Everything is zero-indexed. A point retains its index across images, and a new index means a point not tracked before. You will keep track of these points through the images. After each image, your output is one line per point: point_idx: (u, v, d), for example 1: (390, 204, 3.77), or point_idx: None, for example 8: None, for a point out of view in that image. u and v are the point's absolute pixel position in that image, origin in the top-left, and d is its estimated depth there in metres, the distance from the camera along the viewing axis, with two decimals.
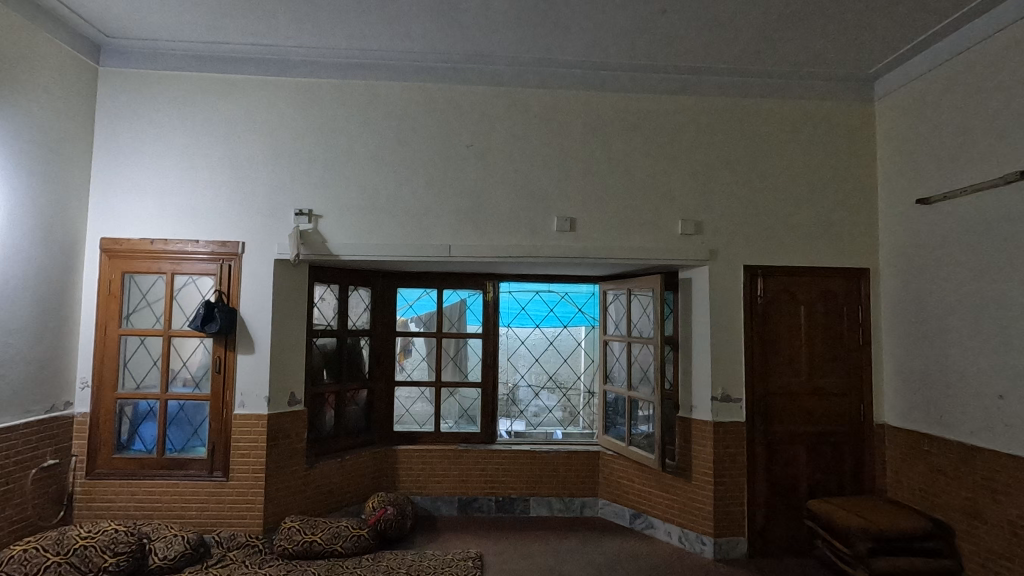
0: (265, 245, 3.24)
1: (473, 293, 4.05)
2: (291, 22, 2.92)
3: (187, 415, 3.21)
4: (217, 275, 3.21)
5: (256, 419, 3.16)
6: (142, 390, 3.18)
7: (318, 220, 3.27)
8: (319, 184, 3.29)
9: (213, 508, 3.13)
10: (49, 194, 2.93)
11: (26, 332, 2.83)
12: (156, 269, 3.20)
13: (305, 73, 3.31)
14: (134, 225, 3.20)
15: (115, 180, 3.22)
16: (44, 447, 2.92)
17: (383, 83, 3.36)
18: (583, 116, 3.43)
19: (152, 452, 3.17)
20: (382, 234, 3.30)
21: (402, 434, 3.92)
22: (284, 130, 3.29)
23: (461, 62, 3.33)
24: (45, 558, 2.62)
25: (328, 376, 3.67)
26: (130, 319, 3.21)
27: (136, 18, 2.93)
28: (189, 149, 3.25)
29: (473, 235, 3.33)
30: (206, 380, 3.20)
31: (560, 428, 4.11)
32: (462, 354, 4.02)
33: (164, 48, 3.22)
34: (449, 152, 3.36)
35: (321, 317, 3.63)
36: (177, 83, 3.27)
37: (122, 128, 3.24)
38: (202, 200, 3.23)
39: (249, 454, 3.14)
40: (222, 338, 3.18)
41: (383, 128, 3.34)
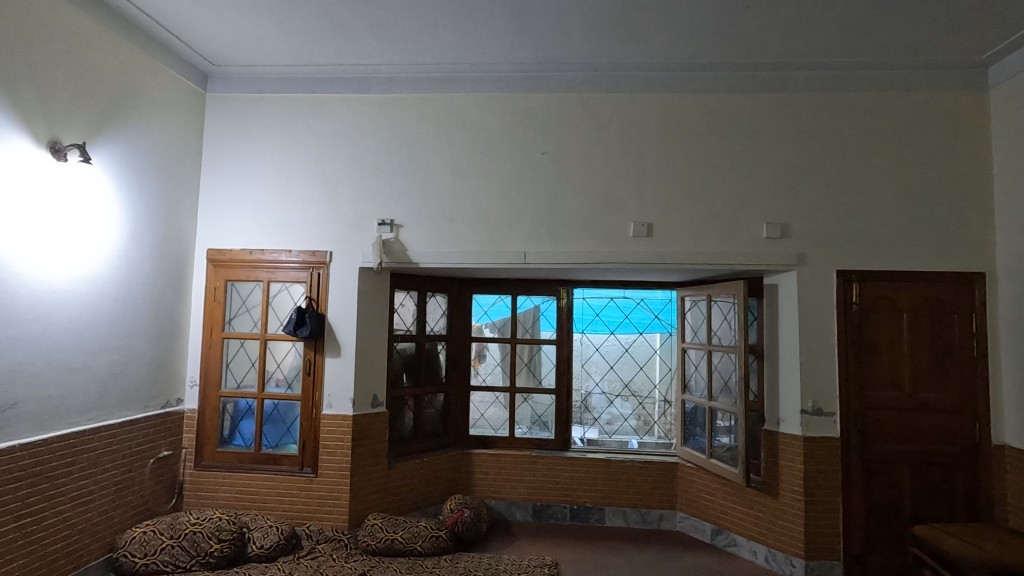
0: (351, 254, 3.41)
1: (547, 299, 4.07)
2: (375, 42, 3.08)
3: (281, 414, 3.43)
4: (308, 282, 3.42)
5: (342, 419, 3.33)
6: (242, 390, 3.44)
7: (399, 229, 3.41)
8: (400, 195, 3.43)
9: (303, 503, 3.32)
10: (164, 209, 3.23)
11: (146, 335, 3.14)
12: (254, 277, 3.45)
13: (386, 89, 3.47)
14: (235, 236, 3.48)
15: (220, 195, 3.51)
16: (159, 440, 3.22)
17: (460, 95, 3.45)
18: (659, 118, 3.36)
19: (250, 447, 3.41)
20: (460, 242, 3.38)
21: (477, 438, 3.99)
22: (368, 144, 3.46)
23: (535, 71, 3.37)
24: (160, 540, 2.88)
25: (407, 379, 3.80)
26: (232, 323, 3.48)
27: (239, 46, 3.19)
28: (283, 164, 3.48)
29: (548, 242, 3.34)
30: (297, 381, 3.41)
31: (635, 437, 4.03)
32: (536, 360, 4.03)
33: (262, 73, 3.49)
34: (524, 159, 3.40)
35: (400, 323, 3.76)
36: (273, 104, 3.52)
37: (226, 147, 3.53)
38: (294, 212, 3.46)
39: (336, 452, 3.32)
40: (312, 342, 3.38)
41: (460, 138, 3.43)
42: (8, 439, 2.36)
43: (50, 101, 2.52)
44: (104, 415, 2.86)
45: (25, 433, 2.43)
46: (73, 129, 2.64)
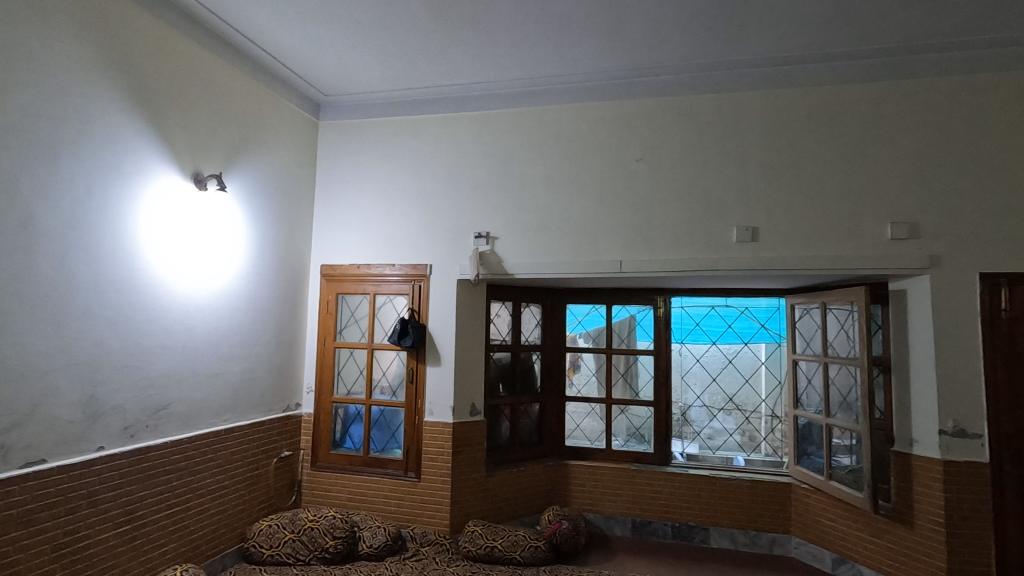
0: (449, 267, 3.53)
1: (643, 309, 3.97)
2: (471, 62, 3.19)
3: (386, 419, 3.61)
4: (410, 294, 3.59)
5: (443, 427, 3.45)
6: (352, 396, 3.67)
7: (495, 241, 3.48)
8: (495, 208, 3.51)
9: (408, 506, 3.46)
10: (284, 229, 3.53)
11: (270, 344, 3.44)
12: (361, 290, 3.68)
13: (481, 106, 3.58)
14: (345, 252, 3.73)
15: (331, 214, 3.79)
16: (281, 440, 3.51)
17: (553, 107, 3.48)
18: (763, 117, 3.19)
19: (359, 451, 3.62)
20: (554, 252, 3.39)
21: (573, 449, 3.96)
22: (464, 160, 3.58)
23: (628, 77, 3.32)
24: (283, 533, 3.12)
25: (503, 389, 3.86)
26: (342, 333, 3.73)
27: (347, 76, 3.44)
28: (387, 183, 3.70)
29: (644, 251, 3.27)
30: (401, 389, 3.58)
31: (741, 453, 3.80)
32: (632, 372, 3.94)
33: (367, 100, 3.74)
34: (618, 167, 3.35)
35: (496, 333, 3.84)
36: (377, 127, 3.76)
37: (336, 170, 3.81)
38: (396, 227, 3.65)
39: (437, 458, 3.44)
40: (415, 352, 3.54)
41: (553, 150, 3.46)
42: (161, 437, 2.68)
43: (193, 138, 2.86)
44: (236, 416, 3.16)
45: (174, 431, 2.75)
46: (212, 161, 2.97)
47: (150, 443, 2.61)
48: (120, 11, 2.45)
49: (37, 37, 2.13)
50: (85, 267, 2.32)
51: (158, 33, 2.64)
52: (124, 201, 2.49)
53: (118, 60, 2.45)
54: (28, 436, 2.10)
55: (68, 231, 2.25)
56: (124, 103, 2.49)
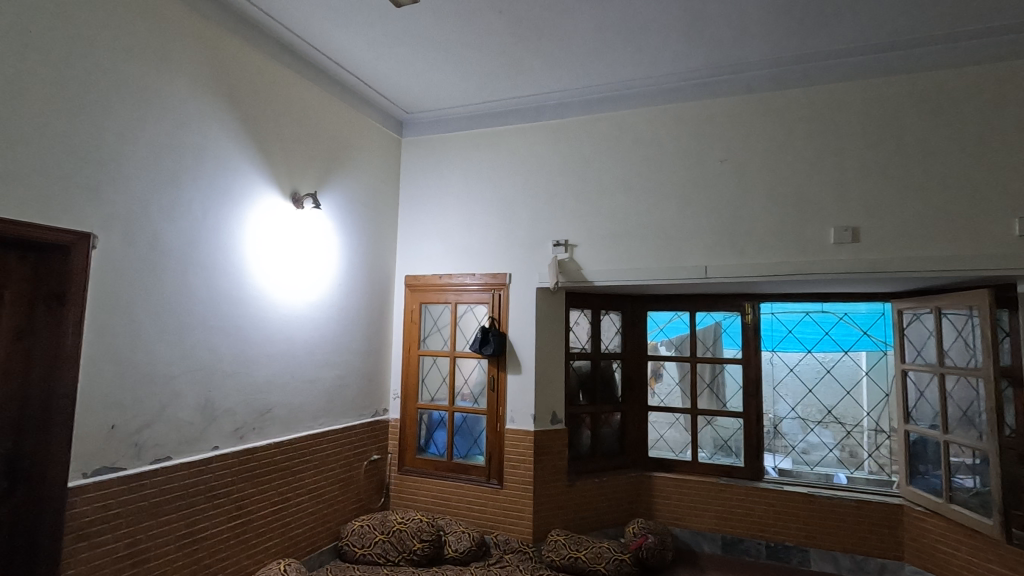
0: (529, 275, 3.56)
1: (729, 315, 3.80)
2: (547, 72, 3.22)
3: (469, 426, 3.68)
4: (490, 303, 3.64)
5: (525, 435, 3.47)
6: (435, 403, 3.76)
7: (573, 249, 3.47)
8: (573, 215, 3.50)
9: (491, 512, 3.50)
10: (372, 243, 3.71)
11: (360, 351, 3.61)
12: (443, 299, 3.78)
13: (558, 115, 3.60)
14: (428, 263, 3.85)
15: (415, 226, 3.93)
16: (370, 444, 3.66)
17: (631, 112, 3.43)
18: (861, 109, 2.97)
19: (443, 456, 3.71)
20: (635, 259, 3.33)
21: (657, 461, 3.84)
22: (541, 169, 3.60)
23: (710, 77, 3.22)
24: (374, 534, 3.25)
25: (584, 398, 3.82)
26: (426, 342, 3.84)
27: (428, 93, 3.57)
28: (466, 195, 3.79)
29: (731, 255, 3.13)
30: (483, 397, 3.64)
31: (842, 470, 3.53)
32: (719, 381, 3.78)
33: (447, 115, 3.86)
34: (702, 169, 3.25)
35: (576, 341, 3.81)
36: (457, 141, 3.86)
37: (418, 185, 3.95)
38: (476, 237, 3.73)
39: (519, 465, 3.46)
40: (495, 360, 3.58)
41: (632, 154, 3.40)
42: (266, 438, 2.88)
43: (291, 160, 3.07)
44: (330, 420, 3.34)
45: (276, 433, 2.95)
46: (308, 181, 3.18)
47: (256, 444, 2.81)
48: (229, 49, 2.69)
49: (162, 77, 2.38)
50: (201, 282, 2.55)
51: (260, 65, 2.87)
52: (233, 221, 2.71)
53: (228, 92, 2.69)
54: (156, 436, 2.33)
55: (187, 250, 2.48)
56: (233, 130, 2.72)
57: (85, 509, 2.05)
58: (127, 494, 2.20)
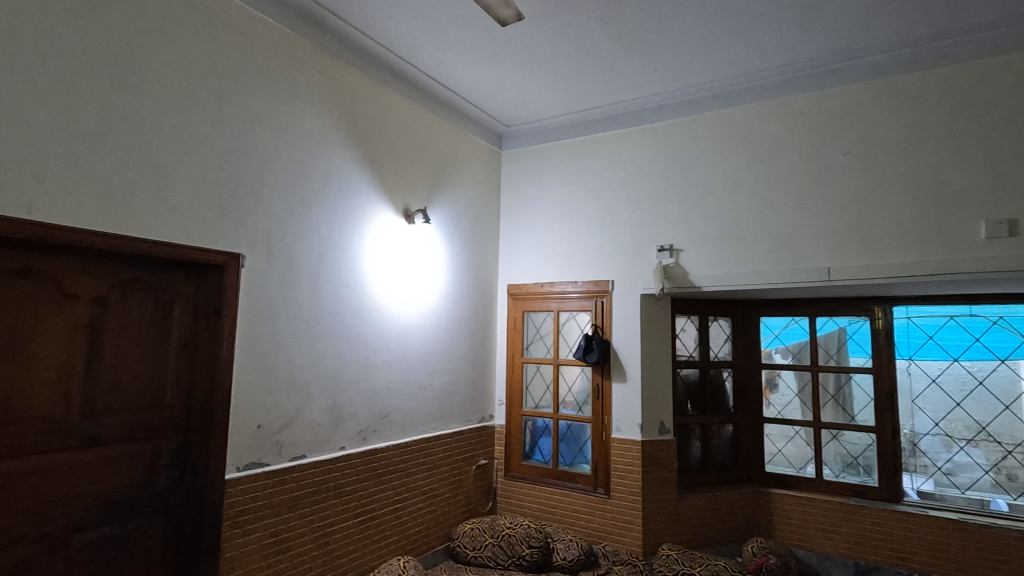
0: (633, 281, 3.50)
1: (856, 320, 3.49)
2: (648, 75, 3.17)
3: (574, 434, 3.68)
4: (593, 311, 3.63)
5: (632, 444, 3.40)
6: (540, 410, 3.80)
7: (679, 254, 3.37)
8: (679, 219, 3.40)
9: (598, 522, 3.46)
10: (476, 254, 3.84)
11: (467, 359, 3.74)
12: (545, 307, 3.83)
13: (659, 117, 3.53)
14: (529, 272, 3.92)
15: (516, 236, 4.02)
16: (478, 449, 3.76)
17: (739, 108, 3.29)
18: (1016, 86, 2.63)
19: (548, 463, 3.73)
20: (747, 262, 3.17)
21: (775, 476, 3.60)
22: (643, 173, 3.55)
23: (827, 65, 3.01)
24: (485, 537, 3.34)
25: (692, 407, 3.68)
26: (529, 349, 3.90)
27: (528, 106, 3.65)
28: (566, 203, 3.82)
29: (858, 255, 2.89)
30: (587, 405, 3.63)
31: (1001, 496, 3.08)
32: (845, 393, 3.48)
33: (546, 125, 3.92)
34: (820, 165, 3.03)
35: (683, 349, 3.70)
36: (555, 151, 3.91)
37: (519, 196, 4.04)
38: (577, 245, 3.74)
39: (627, 476, 3.39)
40: (600, 368, 3.56)
41: (740, 153, 3.25)
42: (385, 441, 3.06)
43: (402, 179, 3.26)
44: (442, 425, 3.49)
45: (394, 436, 3.13)
46: (418, 197, 3.36)
47: (377, 446, 3.00)
48: (350, 80, 2.93)
49: (294, 111, 2.64)
50: (330, 295, 2.78)
51: (377, 92, 3.09)
52: (355, 237, 2.93)
53: (349, 120, 2.92)
54: (294, 435, 2.57)
55: (317, 265, 2.72)
56: (353, 155, 2.94)
57: (238, 499, 2.30)
58: (271, 487, 2.44)
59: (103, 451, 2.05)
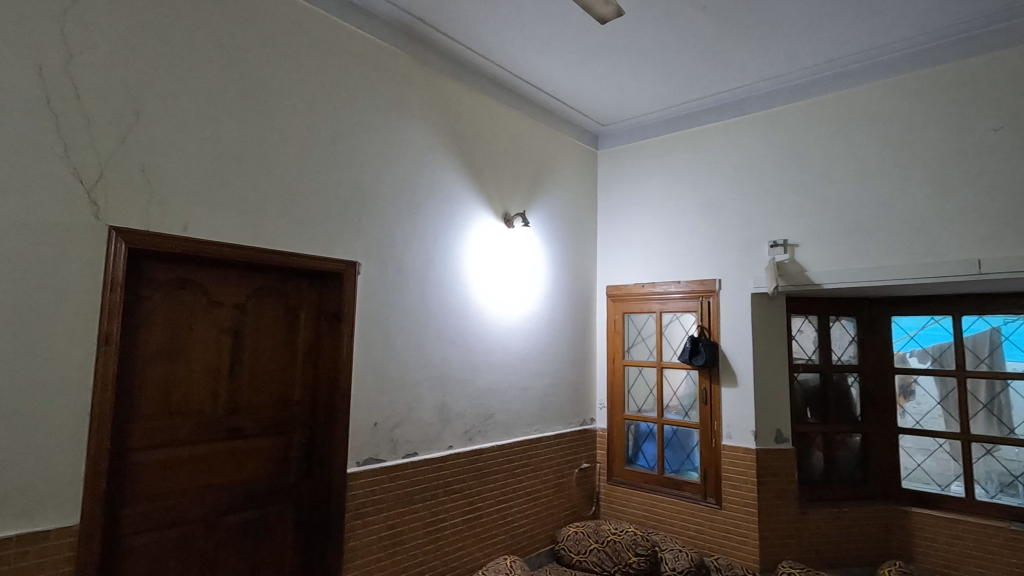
0: (742, 280, 3.31)
1: (1013, 318, 3.03)
2: (755, 61, 2.99)
3: (680, 440, 3.54)
4: (698, 311, 3.48)
5: (745, 452, 3.20)
6: (643, 414, 3.69)
7: (794, 249, 3.14)
8: (793, 212, 3.17)
9: (709, 533, 3.29)
10: (574, 256, 3.81)
11: (567, 361, 3.72)
12: (647, 308, 3.71)
13: (768, 104, 3.32)
14: (629, 272, 3.83)
15: (614, 236, 3.94)
16: (580, 453, 3.73)
17: (862, 88, 3.00)
18: None
19: (653, 469, 3.62)
20: (875, 256, 2.88)
21: (914, 494, 3.23)
22: (750, 165, 3.35)
23: (969, 31, 2.67)
24: (589, 542, 3.31)
25: (813, 415, 3.42)
26: (630, 352, 3.81)
27: (625, 103, 3.58)
28: (667, 200, 3.70)
29: (1015, 244, 2.53)
30: (694, 409, 3.47)
31: None
32: (1001, 402, 3.03)
33: (644, 121, 3.83)
34: (964, 144, 2.69)
35: (800, 351, 3.45)
36: (654, 147, 3.80)
37: (616, 195, 3.97)
38: (680, 243, 3.60)
39: (739, 486, 3.20)
40: (708, 371, 3.40)
41: (864, 137, 2.97)
42: (490, 441, 3.13)
43: (501, 184, 3.32)
44: (544, 427, 3.50)
45: (499, 437, 3.19)
46: (516, 201, 3.41)
47: (483, 445, 3.07)
48: (451, 91, 3.03)
49: (401, 125, 2.77)
50: (435, 298, 2.88)
51: (476, 101, 3.18)
52: (458, 242, 3.02)
53: (450, 129, 3.03)
54: (407, 433, 2.69)
55: (424, 270, 2.83)
56: (455, 163, 3.04)
57: (359, 492, 2.45)
58: (387, 481, 2.57)
59: (244, 443, 2.27)
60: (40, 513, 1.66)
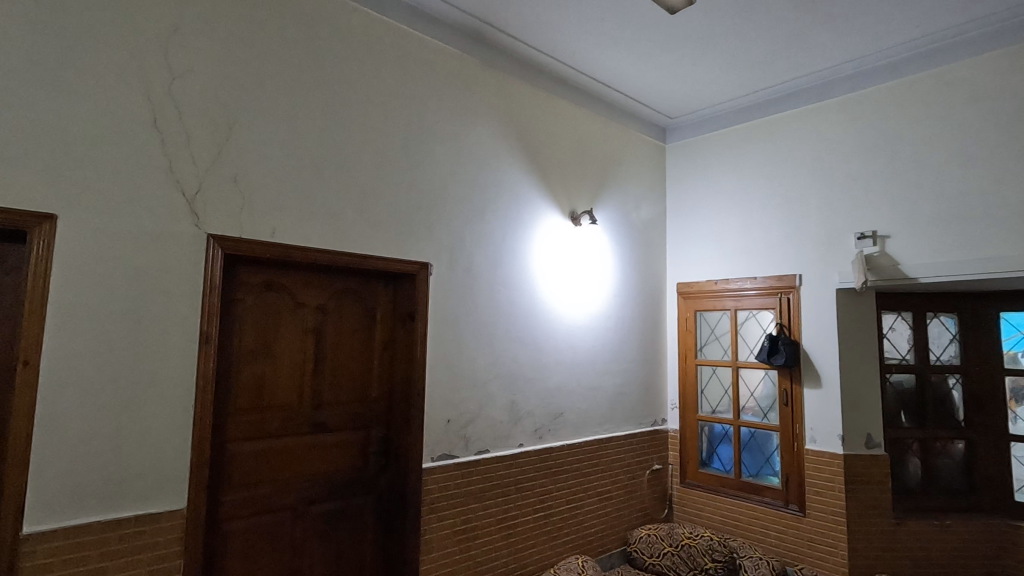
0: (826, 275, 3.12)
1: None
2: (838, 42, 2.82)
3: (758, 443, 3.38)
4: (777, 309, 3.31)
5: (831, 458, 3.02)
6: (717, 415, 3.56)
7: (885, 241, 2.93)
8: (882, 201, 2.95)
9: (792, 542, 3.13)
10: (643, 253, 3.74)
11: (637, 360, 3.65)
12: (721, 306, 3.58)
13: (852, 88, 3.11)
14: (701, 268, 3.71)
15: (685, 232, 3.83)
16: (651, 454, 3.65)
17: (963, 63, 2.75)
18: None
19: (729, 473, 3.48)
20: (981, 246, 2.63)
21: None
22: (834, 153, 3.15)
23: None
24: (663, 545, 3.24)
25: (908, 419, 3.19)
26: (703, 351, 3.69)
27: (694, 94, 3.47)
28: (741, 193, 3.55)
29: None
30: (774, 412, 3.31)
31: None
32: None
33: (715, 112, 3.69)
34: None
35: (892, 350, 3.22)
36: (726, 139, 3.66)
37: (686, 189, 3.85)
38: (755, 238, 3.45)
39: (825, 493, 3.02)
40: (788, 372, 3.24)
41: (965, 117, 2.73)
42: (560, 440, 3.12)
43: (568, 182, 3.30)
44: (614, 427, 3.45)
45: (568, 436, 3.18)
46: (583, 199, 3.38)
47: (553, 445, 3.07)
48: (517, 92, 3.06)
49: (469, 128, 2.82)
50: (504, 298, 2.92)
51: (542, 100, 3.19)
52: (525, 242, 3.04)
53: (517, 130, 3.05)
54: (478, 431, 2.74)
55: (493, 270, 2.87)
56: (521, 163, 3.06)
57: (433, 487, 2.52)
58: (460, 478, 2.62)
59: (327, 437, 2.39)
60: (152, 496, 1.83)
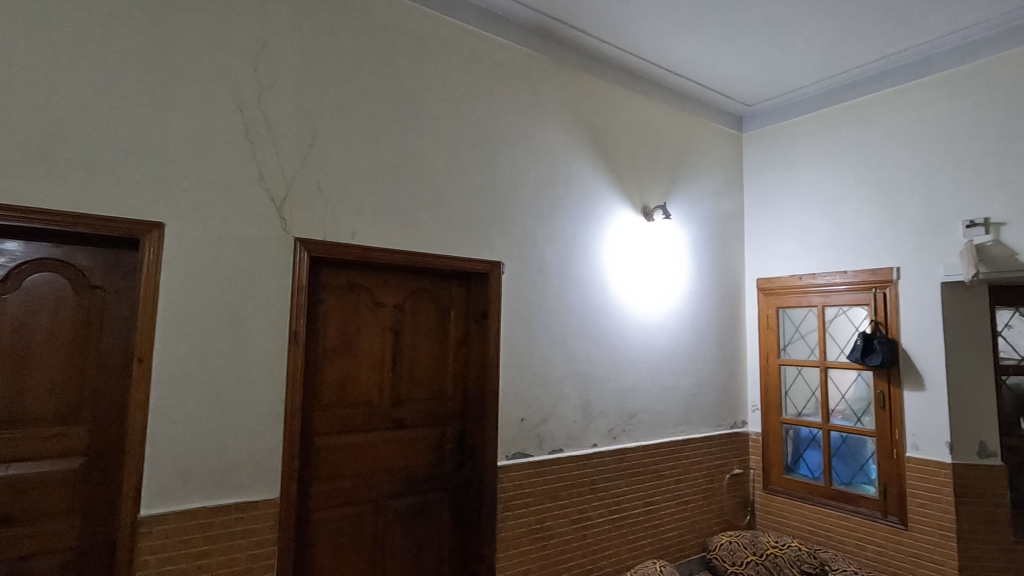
0: (928, 267, 2.87)
1: None
2: (940, 12, 2.58)
3: (851, 449, 3.16)
4: (871, 304, 3.09)
5: (937, 467, 2.77)
6: (804, 418, 3.36)
7: (999, 228, 2.65)
8: (996, 185, 2.67)
9: (891, 556, 2.91)
10: (720, 248, 3.58)
11: (715, 359, 3.51)
12: (806, 302, 3.37)
13: (956, 61, 2.84)
14: (784, 263, 3.51)
15: (765, 224, 3.64)
16: (732, 458, 3.50)
17: None
18: None
19: (818, 480, 3.27)
20: None
21: None
22: (936, 134, 2.89)
23: None
24: (746, 553, 3.09)
25: None
26: (787, 350, 3.49)
27: (774, 79, 3.29)
28: (828, 182, 3.33)
29: None
30: (869, 415, 3.08)
31: None
32: None
33: (797, 97, 3.49)
34: None
35: (1010, 351, 2.86)
36: (810, 124, 3.44)
37: (766, 180, 3.66)
38: (845, 229, 3.23)
39: (930, 505, 2.78)
40: (885, 372, 3.00)
41: None
42: (635, 441, 3.05)
43: (640, 177, 3.22)
44: (691, 429, 3.33)
45: (644, 437, 3.10)
46: (655, 193, 3.28)
47: (628, 445, 3.00)
48: (587, 86, 3.01)
49: (539, 124, 2.81)
50: (577, 296, 2.88)
51: (613, 94, 3.13)
52: (597, 239, 2.99)
53: (587, 125, 3.00)
54: (552, 430, 2.73)
55: (565, 268, 2.85)
56: (592, 159, 3.01)
57: (509, 485, 2.53)
58: (535, 476, 2.62)
59: (406, 433, 2.46)
60: (250, 485, 1.95)
